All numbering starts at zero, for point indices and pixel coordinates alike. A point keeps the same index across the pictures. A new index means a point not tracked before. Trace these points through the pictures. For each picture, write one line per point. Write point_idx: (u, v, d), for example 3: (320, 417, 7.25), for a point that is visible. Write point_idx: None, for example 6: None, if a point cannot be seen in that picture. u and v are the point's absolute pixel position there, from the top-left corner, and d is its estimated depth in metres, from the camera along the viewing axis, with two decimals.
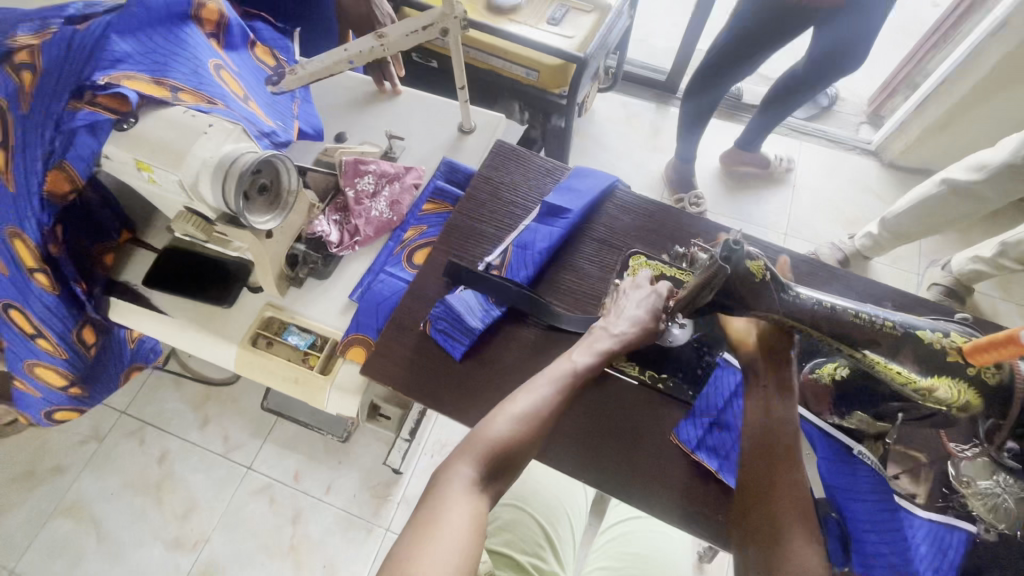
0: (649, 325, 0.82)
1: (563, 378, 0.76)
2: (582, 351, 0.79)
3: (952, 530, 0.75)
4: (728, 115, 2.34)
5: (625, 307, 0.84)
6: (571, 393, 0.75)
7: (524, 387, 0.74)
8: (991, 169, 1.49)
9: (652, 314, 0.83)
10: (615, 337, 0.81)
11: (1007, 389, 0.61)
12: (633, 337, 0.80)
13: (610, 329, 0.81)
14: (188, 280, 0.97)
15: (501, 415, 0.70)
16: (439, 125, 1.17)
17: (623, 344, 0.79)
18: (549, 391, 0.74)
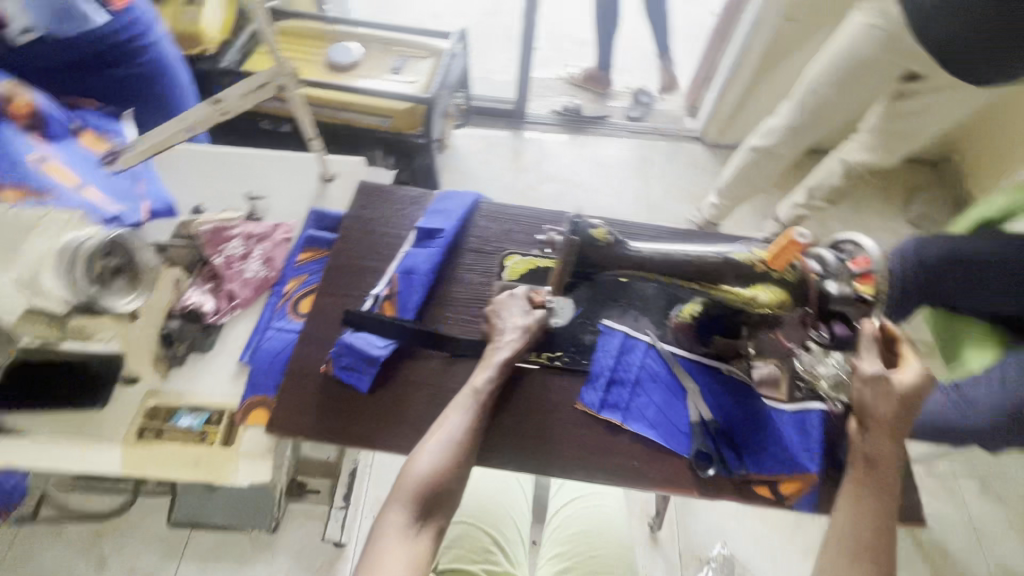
0: (534, 332, 0.89)
1: (473, 400, 0.80)
2: (483, 372, 0.83)
3: (809, 412, 0.91)
4: (575, 127, 2.60)
5: (514, 320, 0.89)
6: (482, 412, 0.80)
7: (440, 421, 0.77)
8: (779, 131, 1.77)
9: (531, 318, 0.90)
10: (507, 349, 0.86)
11: (801, 283, 0.79)
12: (513, 351, 0.86)
13: (502, 344, 0.87)
14: (49, 391, 0.90)
15: (425, 452, 0.73)
16: (298, 179, 1.20)
17: (514, 353, 0.86)
18: (463, 418, 0.78)
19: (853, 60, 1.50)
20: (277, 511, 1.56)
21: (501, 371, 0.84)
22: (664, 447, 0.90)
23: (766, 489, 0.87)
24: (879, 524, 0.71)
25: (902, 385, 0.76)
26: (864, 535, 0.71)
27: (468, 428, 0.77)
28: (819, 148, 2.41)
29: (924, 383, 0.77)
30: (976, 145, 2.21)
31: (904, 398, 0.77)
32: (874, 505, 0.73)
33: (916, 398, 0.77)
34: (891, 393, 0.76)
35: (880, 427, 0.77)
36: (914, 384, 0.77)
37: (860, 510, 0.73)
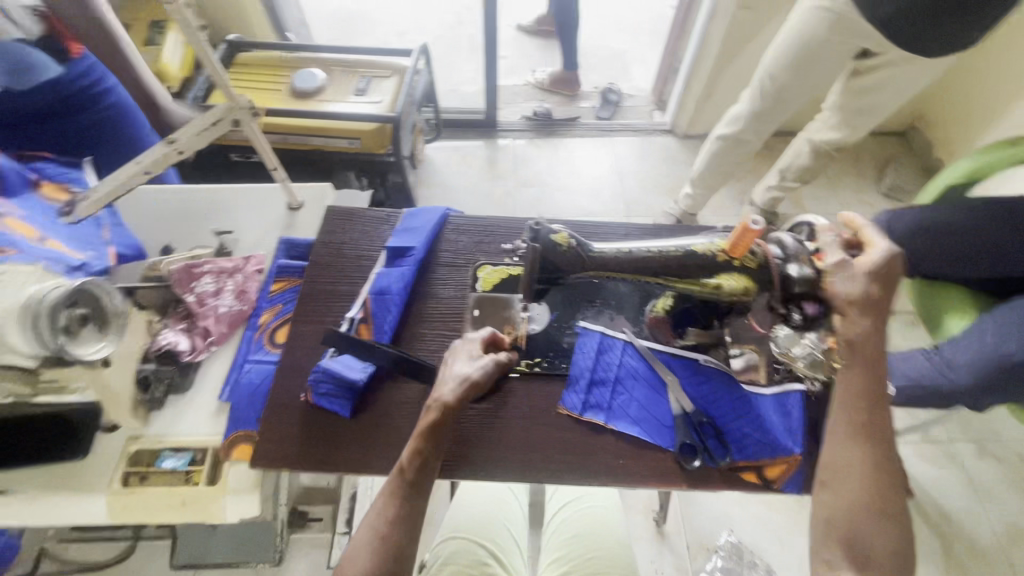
0: (475, 381, 0.78)
1: (400, 483, 0.73)
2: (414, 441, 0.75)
3: (788, 394, 0.92)
4: (547, 131, 2.62)
5: (452, 370, 0.80)
6: (412, 490, 0.73)
7: (371, 509, 0.72)
8: (743, 118, 1.79)
9: (476, 366, 0.79)
10: (438, 408, 0.76)
11: (763, 268, 0.81)
12: (440, 407, 0.75)
13: (436, 402, 0.76)
14: (28, 447, 0.89)
15: (354, 553, 0.69)
16: (266, 210, 1.21)
17: (442, 414, 0.75)
18: (384, 507, 0.72)
19: (805, 43, 1.53)
20: (282, 540, 1.50)
21: (430, 438, 0.74)
22: (649, 443, 0.90)
23: (753, 475, 0.87)
24: (872, 408, 0.71)
25: (867, 264, 0.74)
26: (856, 416, 0.70)
27: (393, 519, 0.71)
28: (788, 129, 2.43)
29: (893, 256, 0.74)
30: (942, 113, 2.24)
31: (874, 275, 0.73)
32: (858, 387, 0.71)
33: (889, 273, 0.74)
34: (857, 273, 0.74)
35: (853, 305, 0.73)
36: (882, 261, 0.74)
37: (843, 395, 0.72)
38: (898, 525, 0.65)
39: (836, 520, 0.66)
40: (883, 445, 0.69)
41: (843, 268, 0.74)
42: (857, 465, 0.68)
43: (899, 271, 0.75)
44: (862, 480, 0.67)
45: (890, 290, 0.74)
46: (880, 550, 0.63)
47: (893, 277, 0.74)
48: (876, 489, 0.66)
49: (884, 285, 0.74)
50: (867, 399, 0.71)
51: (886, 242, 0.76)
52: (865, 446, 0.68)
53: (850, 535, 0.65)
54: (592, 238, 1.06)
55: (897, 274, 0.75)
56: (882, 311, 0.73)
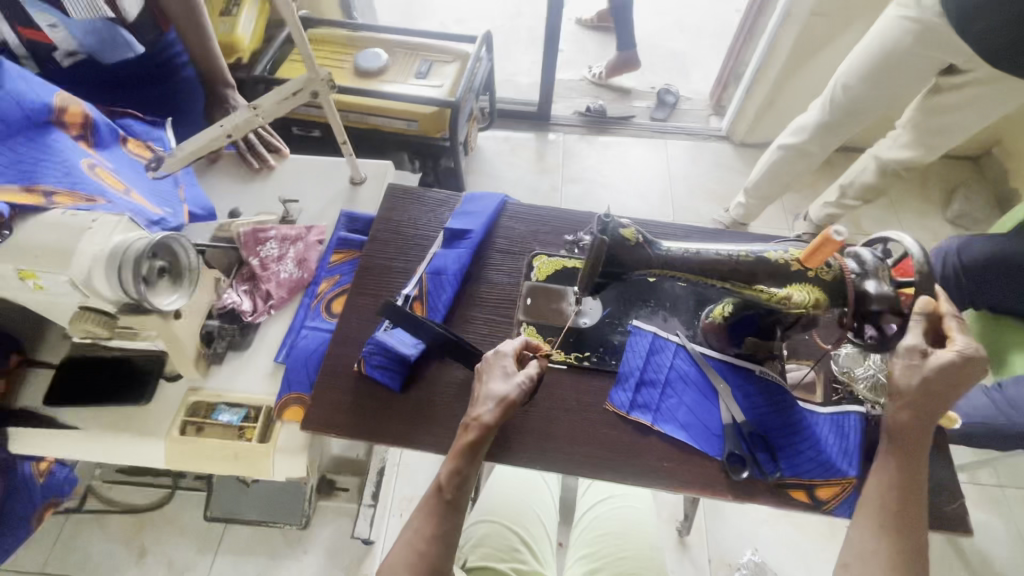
0: (511, 401, 0.77)
1: (436, 500, 0.75)
2: (453, 459, 0.75)
3: (847, 415, 0.88)
4: (598, 128, 2.59)
5: (489, 388, 0.80)
6: (448, 509, 0.74)
7: (405, 526, 0.74)
8: (810, 129, 1.73)
9: (513, 387, 0.79)
10: (477, 428, 0.76)
11: (838, 282, 0.77)
12: (479, 428, 0.76)
13: (473, 422, 0.77)
14: (98, 387, 0.94)
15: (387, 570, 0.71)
16: (329, 183, 1.24)
17: (481, 434, 0.75)
18: (422, 526, 0.74)
19: (887, 54, 1.46)
20: (309, 505, 1.54)
21: (469, 458, 0.75)
22: (695, 449, 0.88)
23: (803, 493, 0.84)
24: (905, 502, 0.71)
25: (941, 358, 0.72)
26: (892, 495, 0.72)
27: (431, 537, 0.73)
28: (852, 145, 2.34)
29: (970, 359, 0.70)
30: (1023, 140, 2.11)
31: (937, 374, 0.71)
32: (896, 469, 0.73)
33: (958, 375, 0.71)
34: (918, 366, 0.72)
35: (904, 393, 0.74)
36: (953, 361, 0.71)
37: (883, 473, 0.74)
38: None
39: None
40: (913, 538, 0.69)
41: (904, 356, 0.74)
42: (880, 551, 0.69)
43: (970, 374, 0.71)
44: (891, 555, 0.68)
45: (951, 393, 0.72)
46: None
47: (961, 380, 0.72)
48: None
49: (945, 386, 0.72)
50: (908, 482, 0.72)
51: (966, 343, 0.71)
52: (892, 534, 0.69)
53: None
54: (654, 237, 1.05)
55: (971, 377, 0.72)
56: (933, 410, 0.73)
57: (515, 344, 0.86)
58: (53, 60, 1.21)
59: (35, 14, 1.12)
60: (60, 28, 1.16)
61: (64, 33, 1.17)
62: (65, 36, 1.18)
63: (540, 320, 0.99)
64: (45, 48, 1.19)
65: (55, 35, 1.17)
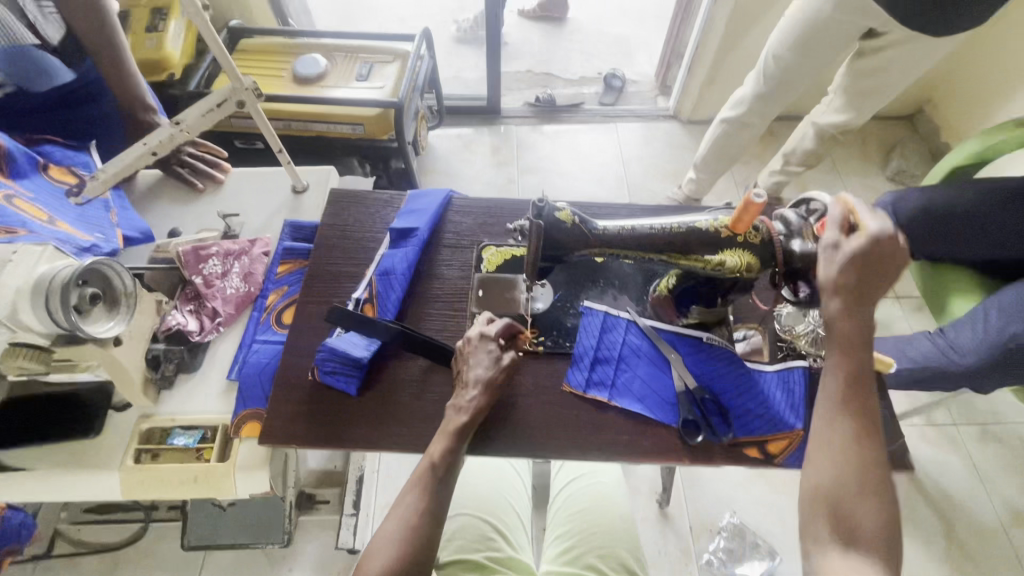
0: (496, 383, 0.84)
1: (429, 476, 0.76)
2: (442, 441, 0.79)
3: (792, 369, 0.92)
4: (549, 117, 2.60)
5: (473, 372, 0.84)
6: (443, 485, 0.76)
7: (396, 503, 0.75)
8: (747, 100, 1.78)
9: (496, 370, 0.84)
10: (468, 411, 0.81)
11: (767, 244, 0.81)
12: (471, 412, 0.81)
13: (464, 405, 0.82)
14: (43, 424, 0.91)
15: (380, 548, 0.70)
16: (272, 193, 1.22)
17: (473, 416, 0.81)
18: (416, 502, 0.74)
19: (810, 22, 1.51)
20: (290, 521, 1.46)
21: (462, 439, 0.80)
22: (652, 420, 0.91)
23: (755, 450, 0.88)
24: (856, 393, 0.71)
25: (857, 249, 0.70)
26: (836, 389, 0.71)
27: (424, 512, 0.73)
28: (793, 113, 2.42)
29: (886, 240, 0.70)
30: (950, 95, 2.21)
31: (857, 260, 0.70)
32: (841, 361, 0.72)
33: (881, 256, 0.70)
34: (837, 257, 0.72)
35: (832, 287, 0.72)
36: (870, 243, 0.70)
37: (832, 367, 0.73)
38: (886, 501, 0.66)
39: (823, 495, 0.67)
40: (868, 424, 0.69)
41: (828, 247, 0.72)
42: (841, 440, 0.69)
43: (892, 253, 0.70)
44: (845, 455, 0.68)
45: (880, 273, 0.71)
46: (867, 522, 0.65)
47: (885, 258, 0.71)
48: (863, 470, 0.67)
49: (871, 265, 0.70)
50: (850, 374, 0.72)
51: (879, 226, 0.70)
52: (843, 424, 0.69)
53: (834, 500, 0.66)
54: (597, 218, 1.07)
55: (891, 255, 0.71)
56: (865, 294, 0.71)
57: (498, 325, 0.89)
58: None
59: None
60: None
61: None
62: None
63: (493, 311, 1.00)
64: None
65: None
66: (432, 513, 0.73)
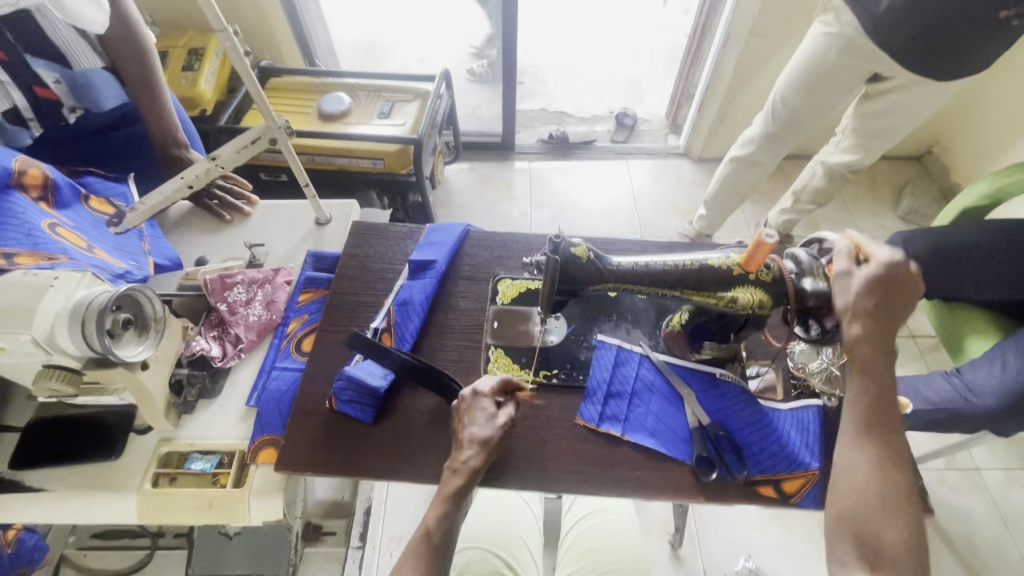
0: (491, 443, 0.80)
1: (422, 545, 0.73)
2: (438, 505, 0.76)
3: (806, 409, 0.92)
4: (562, 153, 2.67)
5: (469, 432, 0.81)
6: (436, 556, 0.72)
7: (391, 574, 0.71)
8: (756, 140, 1.82)
9: (493, 430, 0.81)
10: (462, 472, 0.78)
11: (779, 282, 0.82)
12: (465, 473, 0.78)
13: (460, 466, 0.79)
14: (67, 446, 0.93)
15: None
16: (295, 225, 1.26)
17: (467, 478, 0.77)
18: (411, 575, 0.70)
19: (816, 67, 1.56)
20: (296, 553, 1.45)
21: (458, 502, 0.76)
22: (666, 456, 0.90)
23: (771, 489, 0.87)
24: (882, 419, 0.73)
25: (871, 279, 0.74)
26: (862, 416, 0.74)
27: None
28: (801, 152, 2.46)
29: (897, 268, 0.74)
30: (959, 136, 2.24)
31: (872, 289, 0.74)
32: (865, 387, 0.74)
33: (898, 287, 0.75)
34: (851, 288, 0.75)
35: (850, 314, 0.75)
36: (883, 271, 0.74)
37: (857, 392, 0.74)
38: (914, 526, 0.67)
39: (845, 519, 0.69)
40: (894, 449, 0.72)
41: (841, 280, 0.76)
42: (865, 466, 0.71)
43: (905, 279, 0.74)
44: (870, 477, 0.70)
45: (899, 302, 0.75)
46: (892, 544, 0.66)
47: (903, 288, 0.75)
48: (889, 489, 0.69)
49: (887, 294, 0.74)
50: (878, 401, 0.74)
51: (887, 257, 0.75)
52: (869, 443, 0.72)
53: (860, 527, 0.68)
54: (610, 253, 1.09)
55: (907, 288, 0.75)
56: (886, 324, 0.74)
57: (498, 382, 0.87)
58: (61, 118, 1.27)
59: (42, 72, 1.18)
60: (62, 83, 1.23)
61: (65, 87, 1.24)
62: (64, 90, 1.24)
63: (507, 343, 1.02)
64: (51, 106, 1.24)
65: (60, 91, 1.23)
66: None
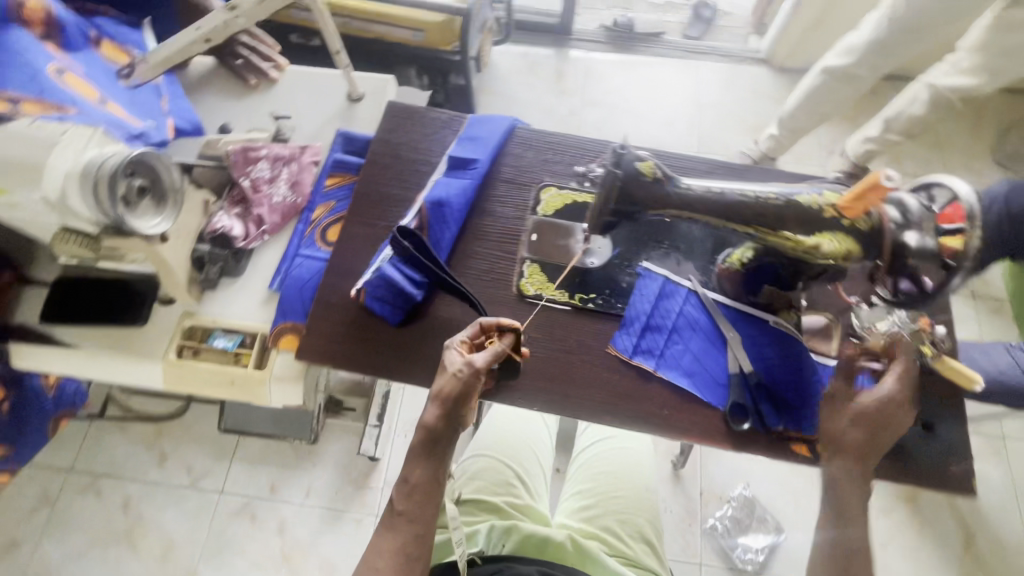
0: (446, 394, 0.75)
1: (392, 517, 0.74)
2: (413, 466, 0.75)
3: (861, 371, 0.86)
4: (624, 47, 2.37)
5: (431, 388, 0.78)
6: (407, 530, 0.72)
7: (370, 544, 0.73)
8: (859, 49, 1.54)
9: (447, 378, 0.75)
10: (421, 429, 0.76)
11: (877, 232, 0.70)
12: (421, 432, 0.75)
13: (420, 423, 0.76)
14: (92, 308, 0.93)
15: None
16: (326, 98, 1.14)
17: (419, 433, 0.75)
18: (383, 541, 0.72)
19: None
20: (317, 423, 1.52)
21: (423, 464, 0.75)
22: (697, 398, 0.85)
23: (804, 448, 0.82)
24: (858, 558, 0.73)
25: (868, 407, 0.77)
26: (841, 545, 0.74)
27: (397, 548, 0.72)
28: (901, 72, 2.12)
29: (890, 401, 0.76)
30: None
31: (863, 416, 0.76)
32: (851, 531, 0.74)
33: (892, 415, 0.77)
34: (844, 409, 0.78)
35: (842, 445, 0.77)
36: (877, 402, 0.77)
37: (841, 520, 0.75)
38: None
39: None
40: None
41: (834, 412, 0.79)
42: None
43: (898, 414, 0.76)
44: None
45: (894, 423, 0.77)
46: None
47: (888, 421, 0.76)
48: None
49: (878, 423, 0.76)
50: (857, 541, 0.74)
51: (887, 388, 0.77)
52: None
53: None
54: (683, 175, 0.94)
55: (897, 419, 0.77)
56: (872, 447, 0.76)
57: (462, 333, 0.80)
58: None
59: None
60: None
61: None
62: None
63: (545, 259, 0.94)
64: None
65: None
66: (403, 547, 0.72)
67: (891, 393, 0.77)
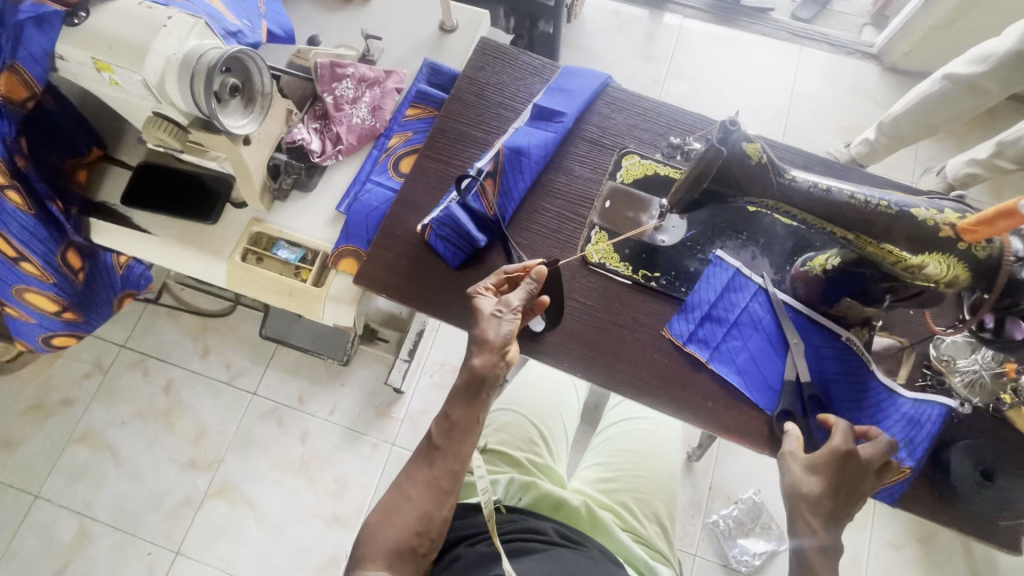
0: (490, 338, 0.75)
1: (427, 453, 0.75)
2: (455, 404, 0.76)
3: (931, 405, 0.80)
4: (724, 19, 2.21)
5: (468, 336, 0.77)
6: (438, 467, 0.74)
7: (405, 476, 0.75)
8: (995, 60, 1.37)
9: (489, 322, 0.75)
10: (464, 374, 0.75)
11: (993, 262, 0.65)
12: (467, 374, 0.75)
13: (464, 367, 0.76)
14: (168, 197, 0.96)
15: (382, 511, 0.73)
16: (417, 24, 1.11)
17: (464, 378, 0.75)
18: (416, 473, 0.74)
19: None
20: (352, 347, 1.57)
21: (466, 404, 0.75)
22: (745, 398, 0.83)
23: None
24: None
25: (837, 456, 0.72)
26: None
27: (429, 480, 0.74)
28: None
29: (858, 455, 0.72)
30: None
31: (825, 466, 0.72)
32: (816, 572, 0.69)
33: (852, 470, 0.72)
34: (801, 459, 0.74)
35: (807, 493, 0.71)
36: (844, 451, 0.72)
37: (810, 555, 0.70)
38: None
39: None
40: None
41: (786, 464, 0.74)
42: None
43: (866, 466, 0.72)
44: None
45: (855, 478, 0.72)
46: None
47: (853, 474, 0.72)
48: None
49: (840, 476, 0.72)
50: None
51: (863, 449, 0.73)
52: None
53: None
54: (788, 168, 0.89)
55: (862, 471, 0.72)
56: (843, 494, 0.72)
57: (487, 280, 0.81)
58: None
59: None
60: None
61: None
62: None
63: (613, 228, 0.90)
64: None
65: None
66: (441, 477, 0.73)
67: (843, 446, 0.72)
